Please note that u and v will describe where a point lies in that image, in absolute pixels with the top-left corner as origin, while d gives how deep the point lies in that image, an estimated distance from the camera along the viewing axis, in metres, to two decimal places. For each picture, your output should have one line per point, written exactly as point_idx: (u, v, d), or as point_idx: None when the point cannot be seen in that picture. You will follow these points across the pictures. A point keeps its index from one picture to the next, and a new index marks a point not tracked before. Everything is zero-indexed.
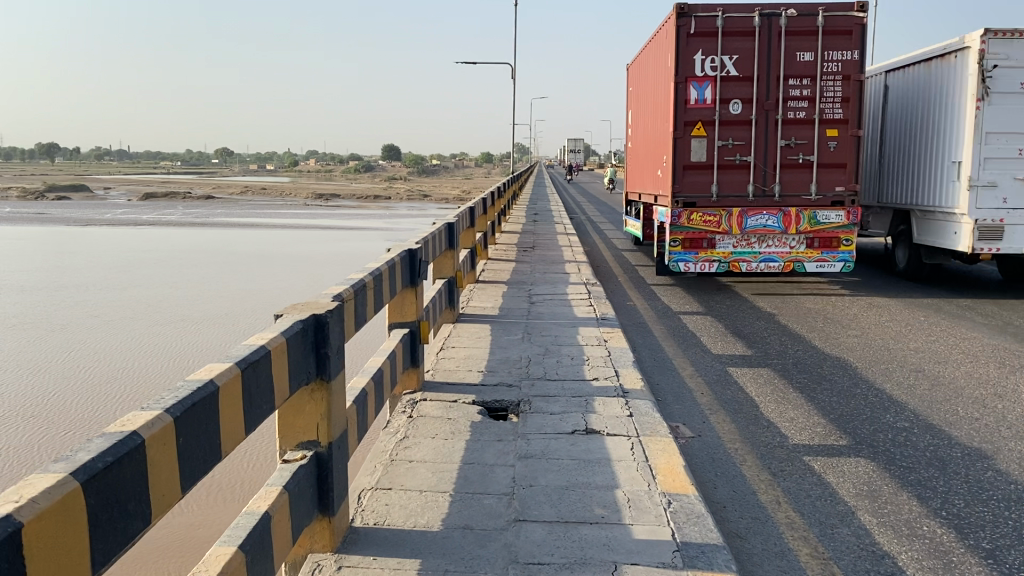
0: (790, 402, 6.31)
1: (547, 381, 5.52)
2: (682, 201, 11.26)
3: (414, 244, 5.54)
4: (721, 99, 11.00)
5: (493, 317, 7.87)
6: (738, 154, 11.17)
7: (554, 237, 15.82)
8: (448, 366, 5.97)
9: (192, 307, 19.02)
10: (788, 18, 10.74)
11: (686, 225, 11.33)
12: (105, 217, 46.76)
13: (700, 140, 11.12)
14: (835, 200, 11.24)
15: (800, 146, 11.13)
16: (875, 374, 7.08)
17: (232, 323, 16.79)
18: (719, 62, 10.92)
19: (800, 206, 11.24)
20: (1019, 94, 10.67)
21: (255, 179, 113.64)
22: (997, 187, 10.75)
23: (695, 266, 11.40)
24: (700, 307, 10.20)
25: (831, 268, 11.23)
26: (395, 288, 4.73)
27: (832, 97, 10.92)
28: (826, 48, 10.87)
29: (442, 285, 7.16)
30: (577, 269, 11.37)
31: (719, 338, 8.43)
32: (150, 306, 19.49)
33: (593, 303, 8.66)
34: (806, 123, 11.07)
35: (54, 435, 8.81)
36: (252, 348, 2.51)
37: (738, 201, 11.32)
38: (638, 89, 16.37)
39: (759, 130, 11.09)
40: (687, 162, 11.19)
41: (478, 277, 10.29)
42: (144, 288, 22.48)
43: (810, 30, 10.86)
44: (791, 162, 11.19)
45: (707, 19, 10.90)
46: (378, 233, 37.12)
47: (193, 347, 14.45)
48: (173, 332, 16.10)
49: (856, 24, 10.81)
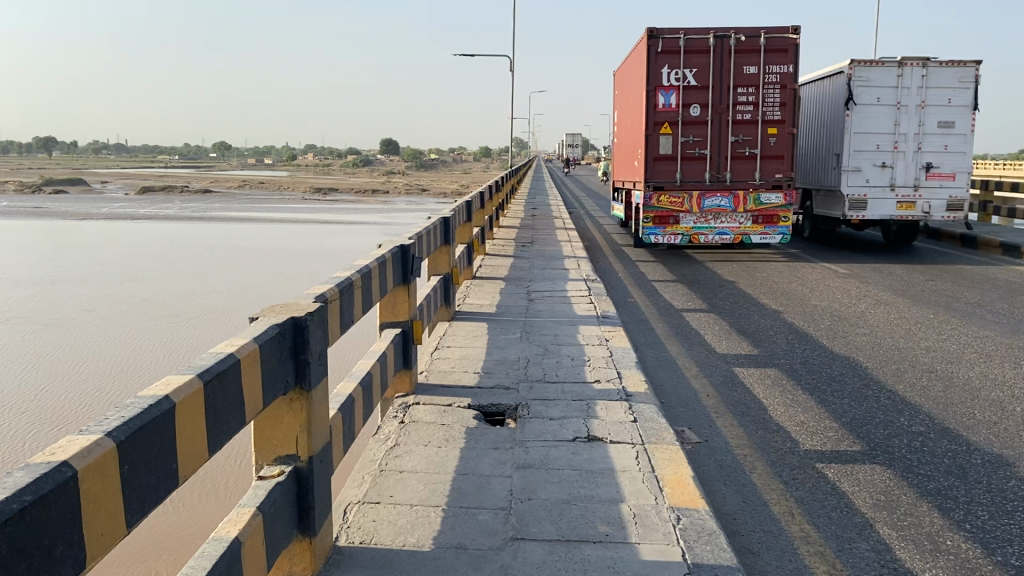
0: (800, 406, 6.08)
1: (546, 384, 5.27)
2: (653, 185, 14.36)
3: (407, 239, 5.29)
4: (684, 104, 14.04)
5: (490, 315, 7.61)
6: (698, 148, 14.25)
7: (553, 232, 15.57)
8: (443, 367, 5.71)
9: (187, 302, 18.80)
10: (736, 40, 13.71)
11: (656, 205, 14.51)
12: (104, 211, 46.65)
13: (668, 137, 14.18)
14: (775, 184, 14.31)
15: (746, 142, 14.17)
16: (887, 376, 6.85)
17: (227, 319, 16.56)
18: (682, 74, 13.92)
19: (747, 190, 14.34)
20: (877, 105, 14.53)
21: (253, 173, 113.40)
22: (861, 172, 14.72)
23: (663, 238, 14.62)
24: (702, 304, 9.95)
25: (771, 239, 14.42)
26: (386, 286, 4.48)
27: (771, 102, 13.95)
28: (767, 63, 13.87)
29: (438, 283, 6.91)
30: (577, 265, 11.12)
31: (724, 337, 8.20)
32: (145, 300, 19.27)
33: (594, 300, 8.41)
34: (751, 123, 14.09)
35: (43, 431, 8.56)
36: (217, 357, 2.23)
37: (697, 186, 14.41)
38: (619, 94, 19.07)
39: (715, 128, 14.13)
40: (657, 155, 14.26)
41: (476, 273, 10.04)
42: (140, 282, 22.26)
43: (755, 49, 13.83)
44: (741, 154, 14.23)
45: (672, 40, 13.88)
46: (377, 227, 36.89)
47: (187, 343, 14.21)
48: (168, 327, 15.87)
49: (790, 43, 13.78)
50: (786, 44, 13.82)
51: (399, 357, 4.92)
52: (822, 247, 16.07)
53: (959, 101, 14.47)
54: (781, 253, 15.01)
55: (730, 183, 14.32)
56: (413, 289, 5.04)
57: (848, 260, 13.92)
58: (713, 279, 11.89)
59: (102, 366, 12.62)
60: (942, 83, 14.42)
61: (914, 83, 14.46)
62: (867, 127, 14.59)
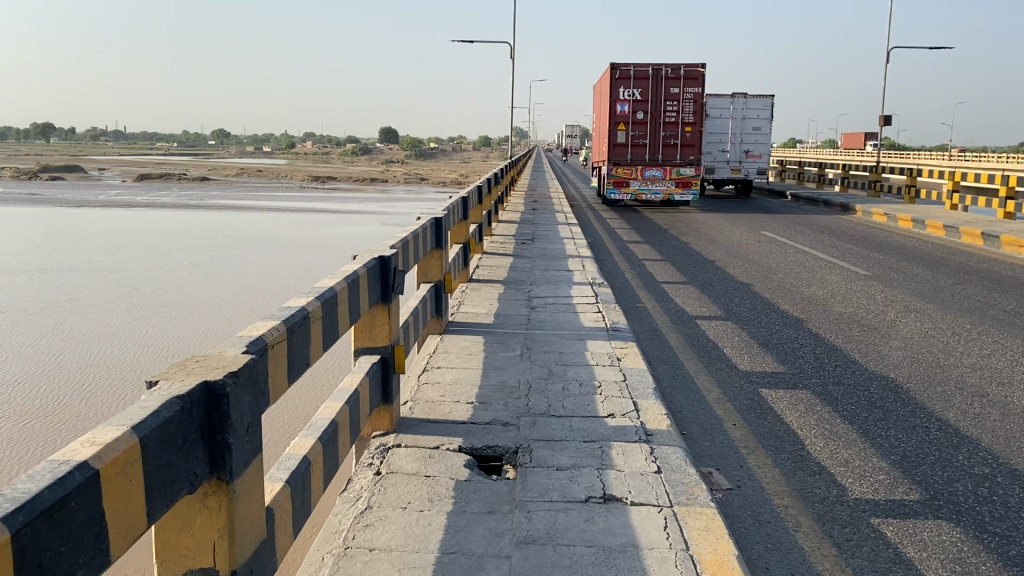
0: (841, 439, 5.31)
1: (551, 420, 4.49)
2: (612, 163, 21.92)
3: (389, 247, 4.47)
4: (633, 111, 21.62)
5: (485, 327, 6.80)
6: (641, 139, 21.80)
7: (555, 227, 14.80)
8: (432, 395, 4.92)
9: (178, 292, 18.05)
10: (665, 71, 21.29)
11: (614, 174, 22.03)
12: (100, 198, 46.01)
13: (622, 132, 21.71)
14: (691, 162, 21.82)
15: (673, 135, 21.71)
16: (933, 400, 6.06)
17: (218, 310, 15.80)
18: (631, 93, 21.51)
19: (673, 166, 21.83)
20: (720, 118, 25.26)
21: (252, 159, 112.49)
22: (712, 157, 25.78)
23: (620, 195, 22.16)
24: (717, 309, 9.18)
25: (687, 198, 21.98)
26: (359, 309, 3.69)
27: (688, 110, 21.52)
28: (686, 86, 21.43)
29: (428, 292, 6.12)
30: (581, 265, 10.32)
31: (744, 350, 7.43)
32: (134, 289, 18.53)
33: (602, 308, 7.63)
34: (675, 124, 21.63)
35: (31, 426, 7.72)
36: (64, 474, 1.46)
37: (641, 163, 21.94)
38: (598, 100, 26.27)
39: (652, 126, 21.72)
40: (615, 143, 21.80)
41: (472, 275, 9.26)
42: (131, 271, 21.53)
43: (677, 77, 21.43)
44: (669, 143, 21.78)
45: (626, 70, 21.47)
46: (376, 216, 36.12)
47: (169, 334, 13.43)
48: (155, 317, 15.10)
49: (700, 74, 21.37)
50: (698, 74, 21.50)
51: (377, 391, 4.13)
52: (838, 244, 15.27)
53: (764, 117, 25.52)
54: (795, 251, 14.21)
55: (662, 162, 21.89)
56: (394, 307, 4.25)
57: (868, 261, 13.12)
58: (727, 280, 11.10)
59: (77, 358, 11.87)
60: (757, 107, 25.42)
61: (745, 103, 25.38)
62: (716, 130, 25.32)
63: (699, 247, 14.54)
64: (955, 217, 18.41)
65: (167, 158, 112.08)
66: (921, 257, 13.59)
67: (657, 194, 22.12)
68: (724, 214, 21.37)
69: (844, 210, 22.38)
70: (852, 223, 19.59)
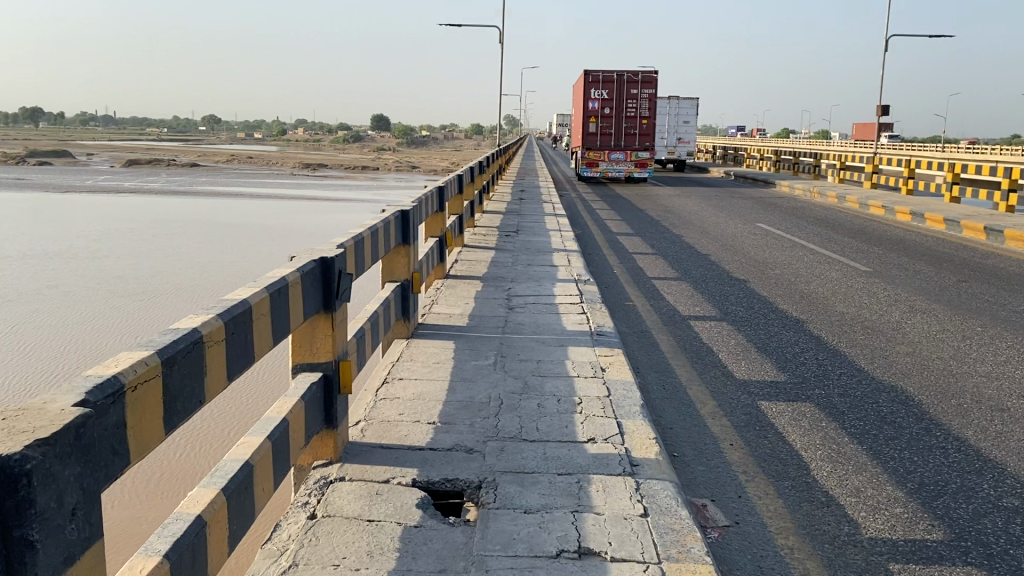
0: (851, 462, 4.74)
1: (524, 445, 3.91)
2: (585, 148, 28.39)
3: (336, 245, 3.87)
4: (601, 108, 28.10)
5: (458, 331, 6.20)
6: (608, 129, 28.17)
7: (542, 218, 14.23)
8: (388, 412, 4.33)
9: (158, 279, 17.46)
10: (628, 77, 27.86)
11: (587, 156, 28.56)
12: (86, 183, 45.27)
13: (593, 123, 28.15)
14: (646, 147, 28.23)
15: (633, 127, 28.10)
16: (949, 416, 5.50)
17: (197, 299, 15.20)
18: (602, 93, 28.05)
19: (632, 152, 28.31)
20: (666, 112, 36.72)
21: (242, 146, 111.76)
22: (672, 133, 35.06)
23: (592, 173, 28.62)
24: (711, 309, 8.62)
25: (643, 175, 28.44)
26: (290, 322, 3.08)
27: (644, 107, 27.96)
28: (642, 89, 28.00)
29: (393, 292, 5.54)
30: (567, 260, 9.74)
31: (740, 356, 6.87)
32: (112, 276, 17.91)
33: (587, 308, 7.05)
34: (635, 118, 28.00)
35: None
36: None
37: (608, 149, 28.40)
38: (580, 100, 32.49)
39: (616, 120, 28.13)
40: (588, 133, 28.27)
41: (450, 271, 8.67)
42: (112, 257, 20.92)
43: (636, 81, 27.94)
44: (630, 133, 28.17)
45: (597, 76, 28.09)
46: (366, 204, 35.53)
47: (136, 323, 12.78)
48: (129, 305, 14.48)
49: (653, 79, 27.92)
50: (651, 79, 28.06)
51: (318, 416, 3.53)
52: (836, 237, 14.72)
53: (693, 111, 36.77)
54: (792, 245, 13.66)
55: (624, 147, 28.33)
56: (339, 317, 3.65)
57: (868, 256, 12.58)
58: (721, 277, 10.53)
59: (33, 346, 11.21)
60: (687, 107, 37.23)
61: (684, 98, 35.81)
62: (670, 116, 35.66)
63: (692, 240, 13.98)
64: (954, 209, 17.91)
65: (156, 144, 111.05)
66: (922, 253, 13.05)
67: (621, 173, 28.70)
68: (716, 206, 20.87)
69: (840, 202, 21.83)
70: (849, 215, 19.07)
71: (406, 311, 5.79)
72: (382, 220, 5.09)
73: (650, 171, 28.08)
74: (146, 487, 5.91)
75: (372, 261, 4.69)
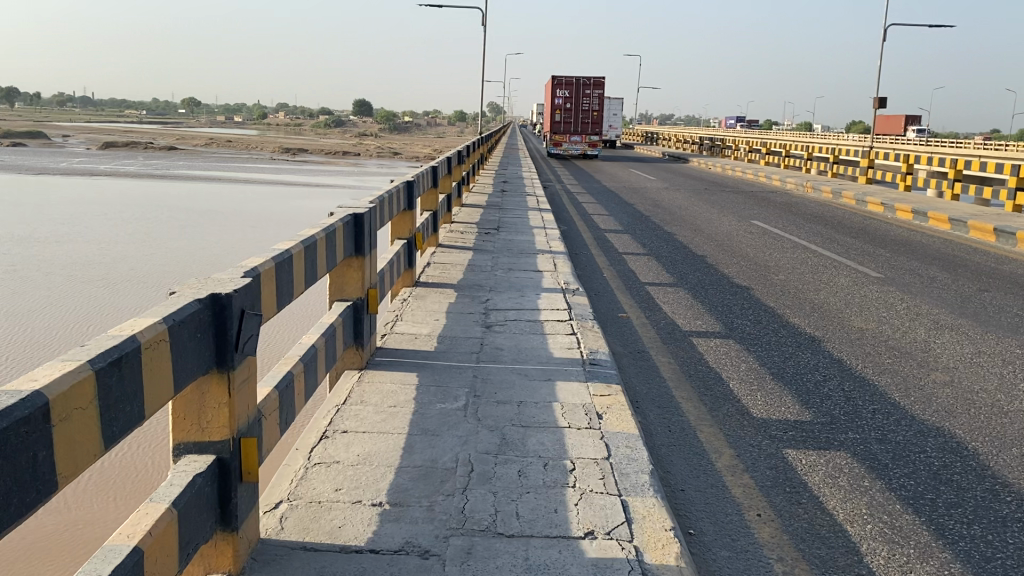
0: (911, 544, 3.75)
1: (498, 546, 2.88)
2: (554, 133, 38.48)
3: (242, 271, 2.83)
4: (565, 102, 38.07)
5: (422, 359, 5.14)
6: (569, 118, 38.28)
7: (525, 212, 13.33)
8: (322, 486, 3.30)
9: (119, 265, 16.37)
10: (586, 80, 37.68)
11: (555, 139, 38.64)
12: (60, 165, 43.90)
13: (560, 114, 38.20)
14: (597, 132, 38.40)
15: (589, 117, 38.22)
16: (1017, 472, 4.54)
17: (158, 288, 14.08)
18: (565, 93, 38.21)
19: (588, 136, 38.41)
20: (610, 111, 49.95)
21: (221, 128, 110.64)
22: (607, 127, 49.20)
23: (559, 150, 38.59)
24: (715, 324, 7.63)
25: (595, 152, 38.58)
26: (142, 404, 2.04)
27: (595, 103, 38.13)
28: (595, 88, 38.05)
29: (343, 315, 4.52)
30: (554, 263, 8.75)
31: (754, 385, 5.93)
32: (72, 261, 16.80)
33: (577, 327, 6.05)
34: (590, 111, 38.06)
35: None
36: None
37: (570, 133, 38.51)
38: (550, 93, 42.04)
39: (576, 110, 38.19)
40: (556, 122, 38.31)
41: (420, 277, 7.65)
42: (75, 241, 19.77)
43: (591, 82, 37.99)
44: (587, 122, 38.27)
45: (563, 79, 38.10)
46: (345, 190, 34.55)
47: (88, 316, 11.54)
48: (83, 294, 13.35)
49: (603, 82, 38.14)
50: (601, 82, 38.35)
51: (204, 519, 2.49)
52: (838, 237, 13.83)
53: None
54: (792, 245, 12.73)
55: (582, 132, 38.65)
56: (239, 375, 2.62)
57: (876, 259, 11.68)
58: (721, 282, 9.62)
59: None
60: None
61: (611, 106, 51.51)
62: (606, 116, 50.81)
63: (685, 238, 13.10)
64: (958, 207, 17.07)
65: (134, 127, 109.49)
66: (931, 255, 12.21)
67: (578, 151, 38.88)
68: (707, 200, 20.05)
69: (836, 197, 20.99)
70: (847, 212, 18.21)
71: (359, 337, 4.78)
72: (325, 228, 4.06)
73: (599, 151, 38.01)
74: (101, 490, 5.42)
75: (308, 286, 3.66)
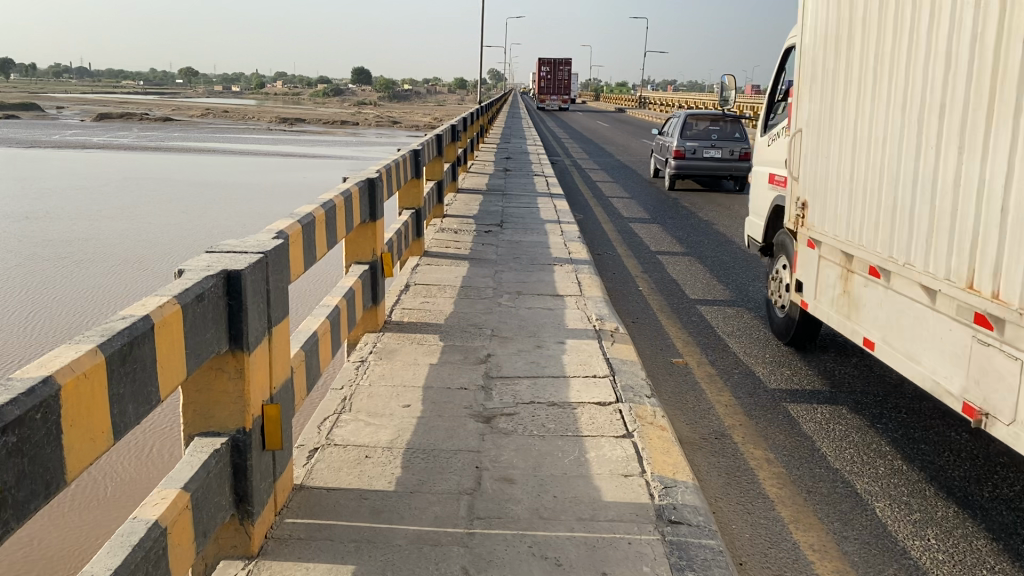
0: None
1: None
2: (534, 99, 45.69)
3: None
4: None
5: (368, 521, 2.85)
6: None
7: (533, 199, 11.15)
8: None
9: (75, 242, 14.11)
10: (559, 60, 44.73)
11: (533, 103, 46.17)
12: (47, 135, 41.95)
13: None
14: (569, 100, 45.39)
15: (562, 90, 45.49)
16: None
17: (126, 264, 11.94)
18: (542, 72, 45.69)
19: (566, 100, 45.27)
20: None
21: (217, 98, 109.27)
22: None
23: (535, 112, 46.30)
24: (813, 376, 5.39)
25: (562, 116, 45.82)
26: None
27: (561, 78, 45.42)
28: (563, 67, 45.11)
29: (203, 479, 2.31)
30: (578, 280, 6.52)
31: (916, 513, 3.69)
32: (23, 238, 14.58)
33: (630, 413, 3.84)
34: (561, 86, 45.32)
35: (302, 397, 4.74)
36: None
37: None
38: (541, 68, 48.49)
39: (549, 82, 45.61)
40: None
41: (391, 312, 5.40)
42: (36, 217, 17.56)
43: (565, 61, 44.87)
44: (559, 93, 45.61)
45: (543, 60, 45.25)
46: (341, 160, 32.50)
47: (49, 304, 9.33)
48: (34, 275, 11.19)
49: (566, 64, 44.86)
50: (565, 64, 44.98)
51: None
52: None
53: None
54: None
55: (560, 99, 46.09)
56: None
57: None
58: None
59: None
60: None
61: None
62: None
63: (726, 228, 10.88)
64: None
65: (132, 96, 108.74)
66: None
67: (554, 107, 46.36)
68: None
69: None
70: None
71: (243, 502, 2.56)
72: (110, 340, 1.76)
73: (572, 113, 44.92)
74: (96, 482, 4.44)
75: None
